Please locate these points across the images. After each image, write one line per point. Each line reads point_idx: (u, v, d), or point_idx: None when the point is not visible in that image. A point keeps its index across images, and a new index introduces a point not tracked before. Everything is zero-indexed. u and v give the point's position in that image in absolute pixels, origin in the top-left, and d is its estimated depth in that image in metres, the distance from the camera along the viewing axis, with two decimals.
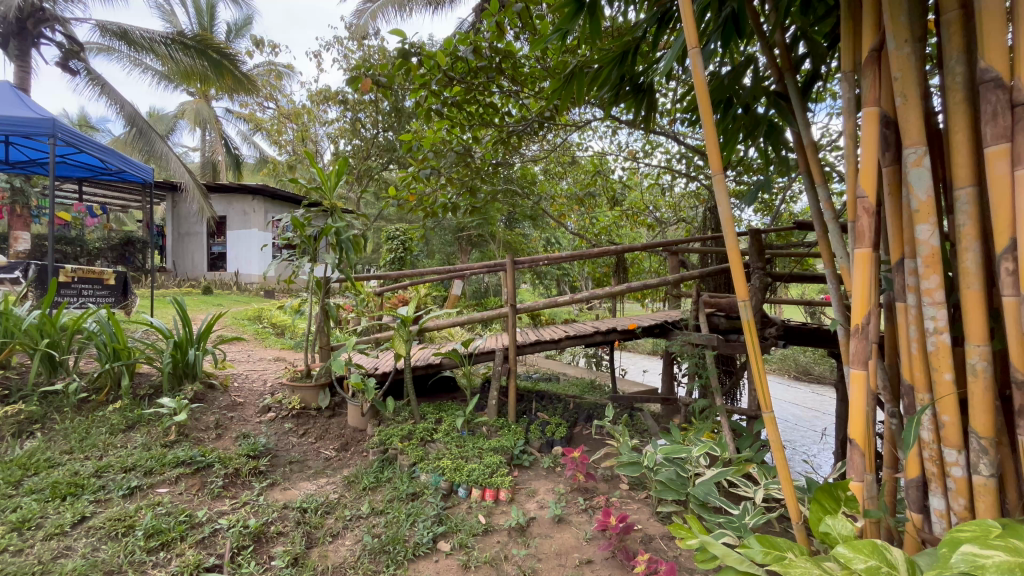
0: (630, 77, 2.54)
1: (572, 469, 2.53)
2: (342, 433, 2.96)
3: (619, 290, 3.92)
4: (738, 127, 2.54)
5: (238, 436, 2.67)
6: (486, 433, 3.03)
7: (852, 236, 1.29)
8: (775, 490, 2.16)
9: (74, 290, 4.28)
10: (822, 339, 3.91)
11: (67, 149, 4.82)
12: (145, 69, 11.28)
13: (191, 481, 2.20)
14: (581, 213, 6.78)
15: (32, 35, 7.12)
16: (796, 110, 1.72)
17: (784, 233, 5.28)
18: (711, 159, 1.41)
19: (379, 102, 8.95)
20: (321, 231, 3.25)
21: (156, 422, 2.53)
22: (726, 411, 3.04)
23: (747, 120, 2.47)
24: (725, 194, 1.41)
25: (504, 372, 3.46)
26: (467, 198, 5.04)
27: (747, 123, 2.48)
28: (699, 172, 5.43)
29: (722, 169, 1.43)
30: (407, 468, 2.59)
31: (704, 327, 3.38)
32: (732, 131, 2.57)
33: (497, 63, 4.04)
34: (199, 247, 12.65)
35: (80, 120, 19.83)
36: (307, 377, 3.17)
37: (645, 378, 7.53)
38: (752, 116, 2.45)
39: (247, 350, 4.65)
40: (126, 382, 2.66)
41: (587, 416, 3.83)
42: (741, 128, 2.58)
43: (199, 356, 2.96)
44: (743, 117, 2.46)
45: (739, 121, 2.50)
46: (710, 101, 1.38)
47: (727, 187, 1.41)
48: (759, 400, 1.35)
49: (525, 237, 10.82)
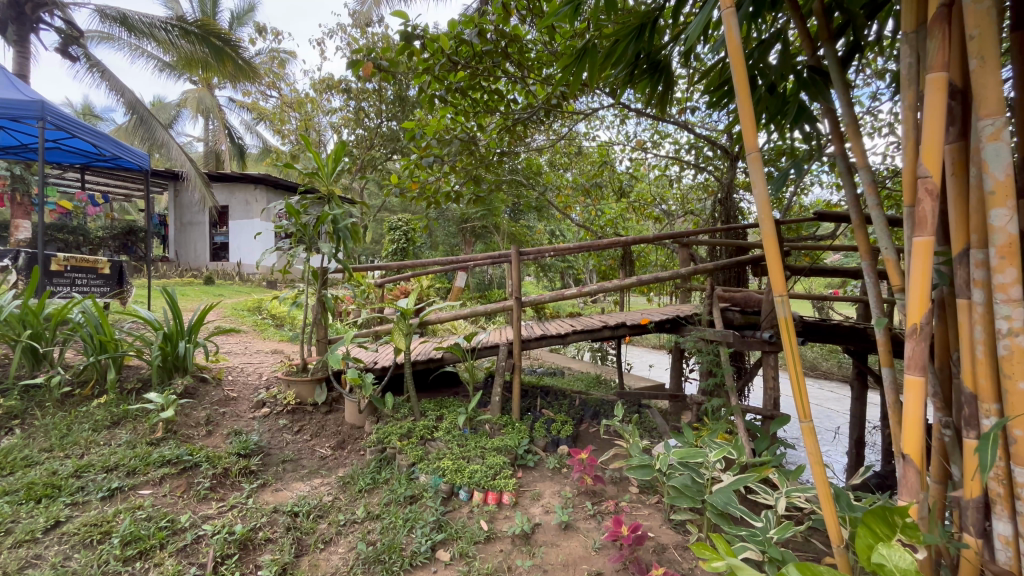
0: (648, 55, 2.38)
1: (580, 472, 2.40)
2: (339, 430, 2.84)
3: (629, 284, 3.74)
4: (762, 108, 2.37)
5: (229, 433, 2.55)
6: (489, 432, 2.89)
7: (908, 223, 1.14)
8: (799, 499, 2.02)
9: (66, 279, 4.16)
10: (841, 336, 3.73)
11: (59, 133, 4.67)
12: (146, 56, 11.13)
13: (177, 481, 2.08)
14: (587, 205, 6.62)
15: (31, 20, 6.95)
16: (835, 84, 1.55)
17: (797, 226, 5.11)
18: (745, 134, 1.30)
19: (383, 90, 8.78)
20: (317, 219, 3.08)
21: (143, 418, 2.40)
22: (742, 409, 2.89)
23: (772, 99, 2.31)
24: (761, 174, 1.30)
25: (508, 367, 3.32)
26: (471, 188, 4.90)
27: (774, 103, 2.32)
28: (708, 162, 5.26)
29: (758, 149, 1.32)
30: (406, 468, 2.47)
31: (719, 322, 3.23)
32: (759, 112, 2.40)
33: (503, 47, 3.88)
34: (201, 237, 12.54)
35: (81, 108, 19.65)
36: (302, 371, 3.03)
37: (651, 374, 7.39)
38: (779, 96, 2.30)
39: (244, 342, 4.54)
40: (112, 376, 2.54)
41: (594, 414, 3.69)
42: (766, 109, 2.41)
43: (190, 348, 2.84)
44: (769, 97, 2.29)
45: (764, 102, 2.35)
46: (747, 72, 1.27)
47: (764, 167, 1.30)
48: (796, 408, 1.21)
49: (530, 228, 10.67)
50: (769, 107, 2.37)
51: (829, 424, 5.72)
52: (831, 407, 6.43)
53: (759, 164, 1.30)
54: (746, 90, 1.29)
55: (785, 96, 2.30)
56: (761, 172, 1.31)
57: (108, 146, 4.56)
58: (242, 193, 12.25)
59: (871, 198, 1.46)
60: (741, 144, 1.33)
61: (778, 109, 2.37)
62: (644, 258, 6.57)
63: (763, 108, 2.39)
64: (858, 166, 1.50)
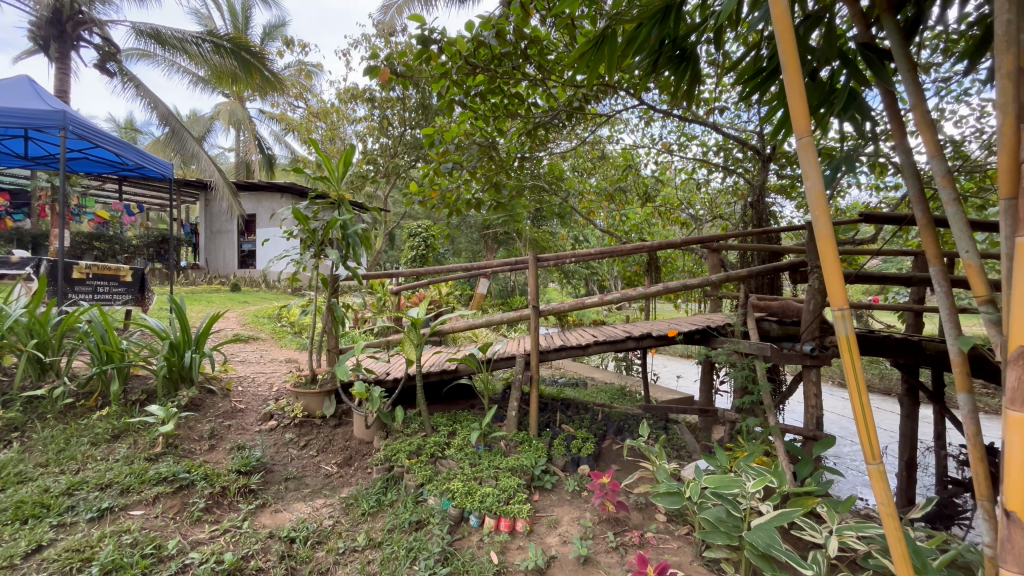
0: (673, 41, 2.19)
1: (600, 497, 2.22)
2: (346, 445, 2.70)
3: (655, 292, 3.49)
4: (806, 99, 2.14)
5: (232, 448, 2.45)
6: (504, 449, 2.72)
7: (1007, 221, 0.93)
8: (852, 539, 1.77)
9: (89, 287, 4.20)
10: (891, 348, 3.39)
11: (84, 143, 4.74)
12: (180, 71, 11.50)
13: (171, 501, 1.98)
14: (610, 210, 6.34)
15: (72, 38, 7.16)
16: (897, 63, 1.34)
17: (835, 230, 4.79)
18: (793, 116, 1.12)
19: (407, 99, 8.80)
20: (326, 224, 2.98)
21: (143, 432, 2.32)
22: (782, 429, 2.64)
23: (816, 89, 2.09)
24: (814, 163, 1.12)
25: (525, 380, 3.13)
26: (491, 195, 4.74)
27: (821, 94, 2.10)
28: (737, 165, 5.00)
29: (809, 134, 1.14)
30: (413, 489, 2.32)
31: (753, 333, 2.99)
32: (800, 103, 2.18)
33: (524, 50, 3.74)
34: (229, 245, 12.72)
35: (122, 123, 20.43)
36: (311, 383, 2.92)
37: (679, 386, 7.07)
38: (827, 84, 2.07)
39: (260, 350, 4.48)
40: (116, 387, 2.47)
41: (618, 429, 3.47)
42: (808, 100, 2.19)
43: (196, 359, 2.76)
44: (814, 85, 2.07)
45: (808, 91, 2.13)
46: (796, 46, 1.11)
47: (817, 156, 1.12)
48: (863, 448, 1.00)
49: (553, 234, 10.51)
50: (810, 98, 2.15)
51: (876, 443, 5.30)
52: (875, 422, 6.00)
53: (812, 151, 1.11)
54: (795, 66, 1.12)
55: (832, 85, 2.08)
56: (814, 161, 1.13)
57: (131, 155, 4.61)
58: (269, 202, 12.46)
59: (945, 192, 1.24)
60: (789, 128, 1.15)
61: (823, 100, 2.15)
62: (670, 263, 6.30)
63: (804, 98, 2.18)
64: (928, 155, 1.28)
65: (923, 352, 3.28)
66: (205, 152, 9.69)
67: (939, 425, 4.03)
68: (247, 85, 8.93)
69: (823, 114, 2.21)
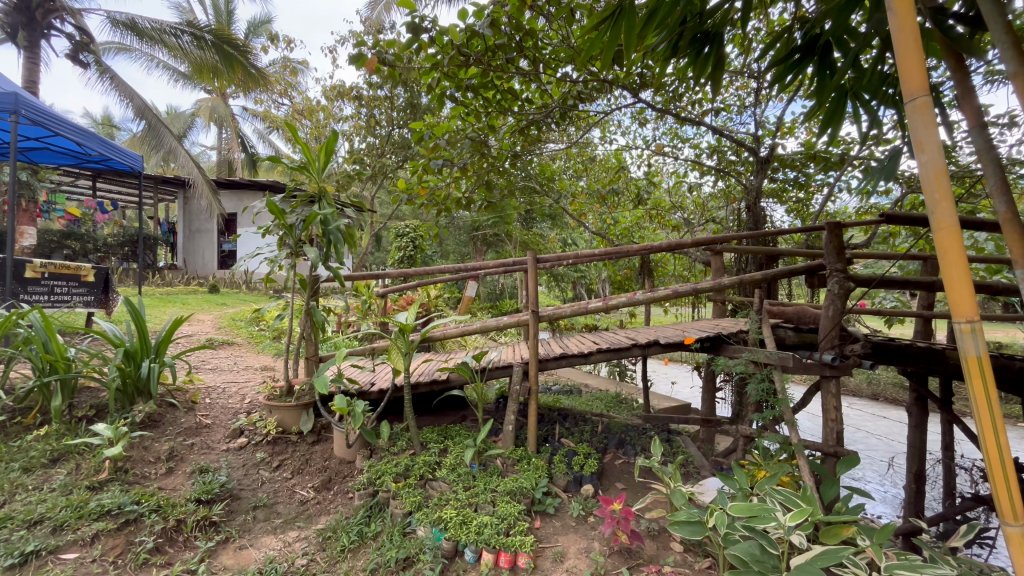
0: (696, 18, 1.99)
1: (612, 527, 1.99)
2: (325, 466, 2.42)
3: (662, 296, 3.27)
4: (854, 84, 2.00)
5: (194, 471, 2.15)
6: (501, 469, 2.47)
7: None
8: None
9: (44, 287, 3.86)
10: (913, 357, 3.17)
11: (44, 132, 4.38)
12: (159, 66, 11.08)
13: (113, 540, 1.69)
14: (601, 213, 6.11)
15: (42, 26, 6.69)
16: (992, 26, 1.19)
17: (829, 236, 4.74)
18: (906, 77, 1.07)
19: (395, 97, 8.52)
20: (305, 220, 2.69)
21: (88, 455, 2.03)
22: (804, 447, 2.42)
23: (864, 75, 1.96)
24: (931, 132, 1.05)
25: (524, 391, 2.88)
26: (483, 194, 4.50)
27: (872, 80, 1.98)
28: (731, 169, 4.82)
29: (923, 96, 1.07)
30: (400, 519, 2.06)
31: (771, 342, 2.79)
32: (842, 90, 2.04)
33: (518, 42, 3.53)
34: (209, 245, 12.22)
35: (99, 118, 19.78)
36: (287, 396, 2.62)
37: (674, 393, 6.88)
38: (877, 68, 1.95)
39: (233, 356, 4.15)
40: (58, 403, 2.17)
41: (620, 442, 3.23)
42: (851, 88, 2.04)
43: (155, 369, 2.45)
44: (860, 70, 1.94)
45: (853, 78, 2.01)
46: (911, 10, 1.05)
47: (935, 125, 1.04)
48: (1004, 507, 1.03)
49: (543, 236, 10.31)
50: (854, 83, 2.02)
51: (879, 452, 5.13)
52: (873, 429, 5.86)
53: (927, 113, 1.05)
54: (908, 23, 1.05)
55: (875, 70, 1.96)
56: (933, 131, 1.05)
57: (95, 145, 4.27)
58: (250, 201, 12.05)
59: None
60: (901, 89, 1.08)
61: (869, 86, 2.03)
62: (662, 267, 6.14)
63: (846, 84, 2.05)
64: None
65: (945, 362, 3.09)
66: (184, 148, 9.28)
67: (947, 435, 3.87)
68: (228, 80, 8.55)
69: (866, 102, 2.08)
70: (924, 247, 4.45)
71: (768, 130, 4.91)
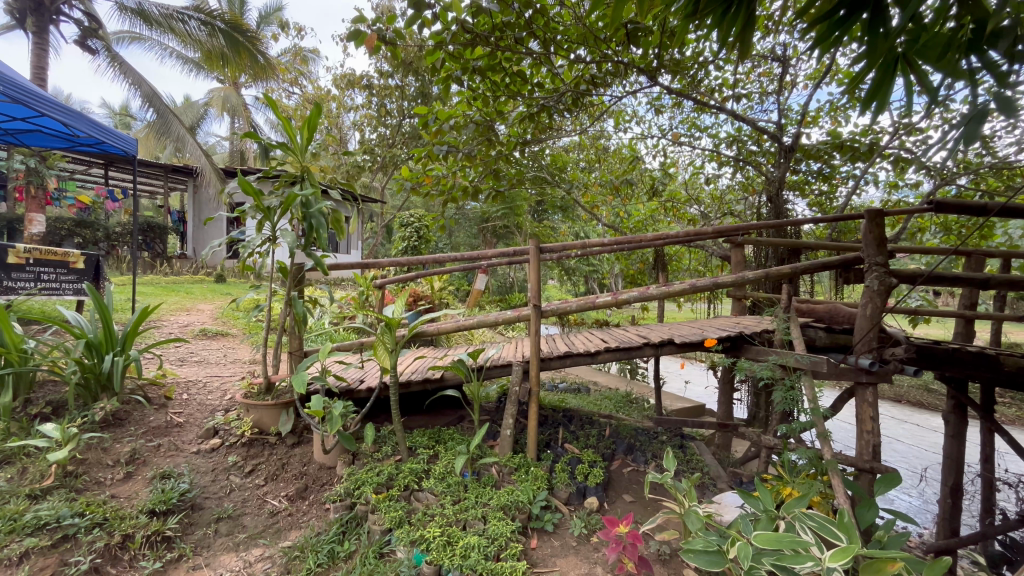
0: None
1: (617, 554, 1.72)
2: (303, 472, 2.20)
3: (680, 290, 2.97)
4: (915, 44, 1.49)
5: (155, 477, 1.96)
6: (496, 479, 2.22)
7: None
8: None
9: (30, 274, 3.71)
10: (960, 363, 2.82)
11: (31, 112, 4.24)
12: (171, 55, 11.00)
13: (44, 561, 1.51)
14: (614, 205, 5.83)
15: (50, 11, 6.48)
16: None
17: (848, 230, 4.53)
18: None
19: (406, 87, 8.28)
20: (282, 203, 2.46)
21: (35, 459, 1.85)
22: (837, 463, 2.15)
23: (929, 35, 1.46)
24: None
25: (524, 393, 2.63)
26: (491, 183, 4.21)
27: (935, 41, 1.46)
28: (751, 159, 4.52)
29: None
30: (379, 536, 1.84)
31: (800, 343, 2.48)
32: (895, 55, 1.53)
33: (530, 19, 3.21)
34: (217, 233, 12.03)
35: (115, 108, 19.89)
36: (265, 394, 2.41)
37: (688, 392, 6.59)
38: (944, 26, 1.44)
39: (224, 349, 3.97)
40: (7, 399, 1.98)
41: (629, 447, 2.98)
42: (907, 51, 1.52)
43: (119, 363, 2.25)
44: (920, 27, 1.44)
45: (909, 36, 1.50)
46: None
47: None
48: None
49: (555, 228, 10.05)
50: (911, 43, 1.50)
51: (909, 462, 4.78)
52: (902, 437, 5.49)
53: None
54: None
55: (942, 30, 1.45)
56: None
57: (83, 127, 4.12)
58: None
59: None
60: None
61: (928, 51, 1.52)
62: (676, 262, 5.87)
63: (901, 46, 1.54)
64: None
65: (998, 369, 2.72)
66: (192, 137, 9.11)
67: (988, 446, 3.51)
68: (237, 68, 8.34)
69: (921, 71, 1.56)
70: (955, 243, 4.10)
71: (791, 119, 4.58)
